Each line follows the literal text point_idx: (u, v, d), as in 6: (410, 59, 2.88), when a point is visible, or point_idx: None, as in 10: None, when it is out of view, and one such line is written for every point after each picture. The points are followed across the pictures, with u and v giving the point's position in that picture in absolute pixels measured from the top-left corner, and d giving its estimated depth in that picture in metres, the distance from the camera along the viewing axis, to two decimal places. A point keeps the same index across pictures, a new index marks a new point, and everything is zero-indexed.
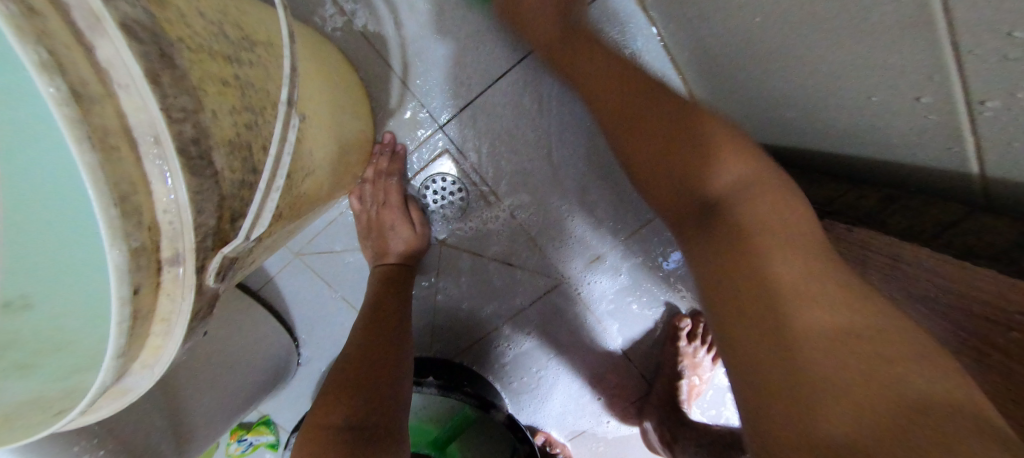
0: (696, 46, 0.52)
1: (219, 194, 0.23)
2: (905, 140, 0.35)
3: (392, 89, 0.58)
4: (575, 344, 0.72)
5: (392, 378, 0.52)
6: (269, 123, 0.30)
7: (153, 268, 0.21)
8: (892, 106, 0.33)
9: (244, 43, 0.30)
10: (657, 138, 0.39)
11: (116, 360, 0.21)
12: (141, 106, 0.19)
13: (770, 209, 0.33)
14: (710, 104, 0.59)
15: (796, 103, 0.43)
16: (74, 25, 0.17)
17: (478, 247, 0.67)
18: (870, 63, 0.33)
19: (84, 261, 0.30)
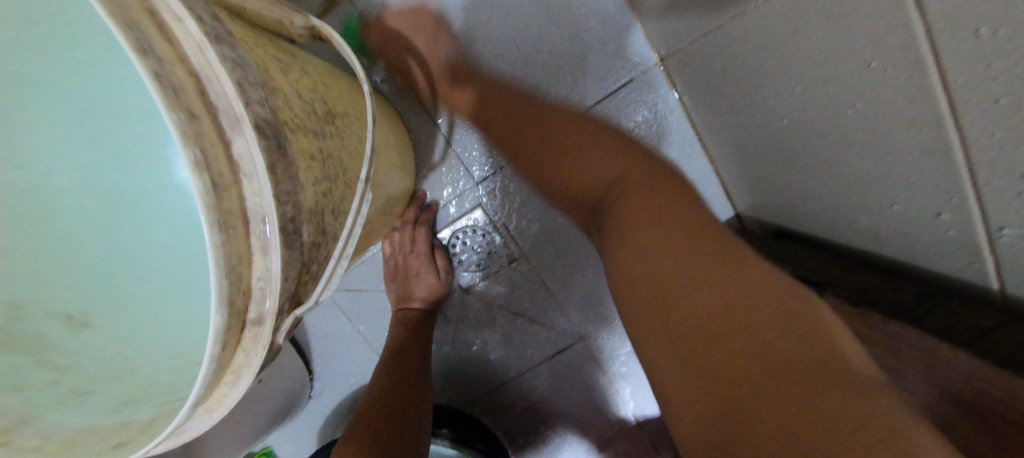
0: (724, 131, 0.57)
1: (300, 261, 0.26)
2: (929, 246, 0.36)
3: (436, 146, 0.63)
4: (585, 406, 0.72)
5: (408, 420, 0.52)
6: (341, 189, 0.34)
7: (239, 328, 0.23)
8: (915, 216, 0.36)
9: (328, 117, 0.34)
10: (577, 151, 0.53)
11: (191, 408, 0.23)
12: (257, 192, 0.22)
13: (659, 225, 0.42)
14: (735, 182, 0.62)
15: (821, 195, 0.46)
16: (220, 127, 0.20)
17: (499, 298, 0.68)
18: (895, 175, 0.35)
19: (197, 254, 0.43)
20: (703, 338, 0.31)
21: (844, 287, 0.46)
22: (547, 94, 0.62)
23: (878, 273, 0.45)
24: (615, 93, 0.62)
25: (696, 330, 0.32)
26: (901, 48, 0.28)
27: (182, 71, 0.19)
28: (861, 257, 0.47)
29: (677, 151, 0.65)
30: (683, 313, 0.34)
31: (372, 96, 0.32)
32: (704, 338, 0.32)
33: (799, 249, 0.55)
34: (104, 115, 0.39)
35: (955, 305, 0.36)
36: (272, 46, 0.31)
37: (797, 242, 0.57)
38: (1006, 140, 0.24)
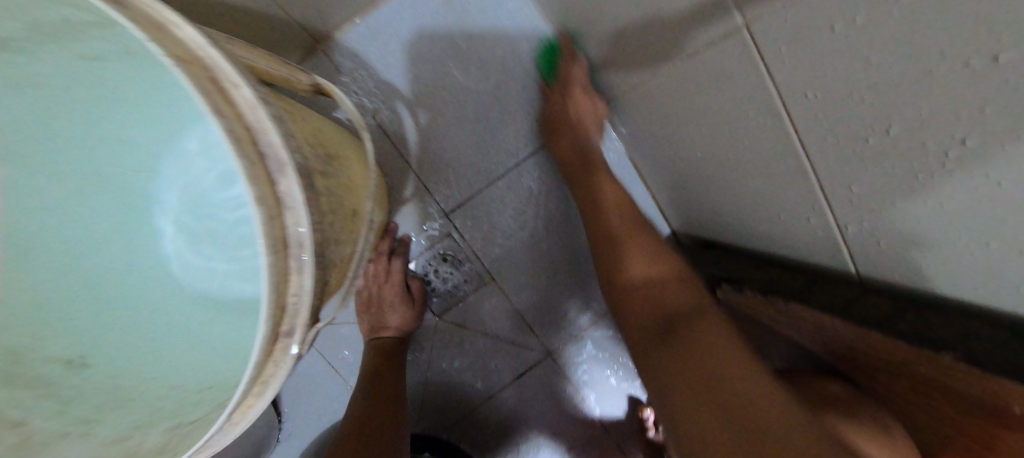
0: (654, 164, 0.68)
1: (322, 280, 0.30)
2: (809, 245, 0.48)
3: (409, 182, 0.68)
4: (555, 418, 0.76)
5: (388, 445, 0.55)
6: (341, 220, 0.38)
7: (273, 340, 0.27)
8: (795, 221, 0.47)
9: (328, 159, 0.39)
10: (632, 238, 0.60)
11: (227, 414, 0.26)
12: (296, 221, 0.26)
13: (668, 294, 0.54)
14: (669, 205, 0.73)
15: (734, 212, 0.57)
16: (268, 169, 0.25)
17: (471, 322, 0.73)
18: (780, 192, 0.46)
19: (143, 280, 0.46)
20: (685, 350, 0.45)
21: (753, 281, 0.57)
22: (506, 134, 0.69)
23: (775, 267, 0.56)
24: None
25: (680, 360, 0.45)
26: (766, 100, 0.40)
27: (239, 125, 0.24)
28: (760, 257, 0.59)
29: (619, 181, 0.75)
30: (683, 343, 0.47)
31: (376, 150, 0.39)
32: (678, 373, 0.44)
33: (719, 256, 0.66)
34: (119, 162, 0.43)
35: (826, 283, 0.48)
36: (280, 100, 0.36)
37: (718, 249, 0.68)
38: None
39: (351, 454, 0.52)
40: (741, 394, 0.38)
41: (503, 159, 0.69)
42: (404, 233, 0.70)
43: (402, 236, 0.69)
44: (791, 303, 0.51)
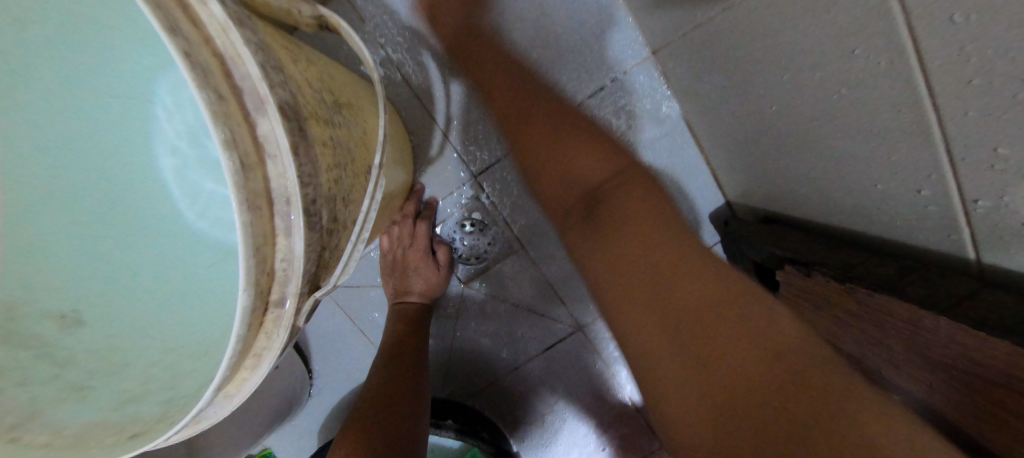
0: (714, 120, 0.58)
1: (319, 243, 0.26)
2: (911, 223, 0.39)
3: (434, 140, 0.63)
4: (583, 394, 0.73)
5: (408, 414, 0.53)
6: (351, 175, 0.34)
7: (262, 309, 0.24)
8: (896, 193, 0.38)
9: (337, 106, 0.35)
10: (564, 133, 0.47)
11: (213, 389, 0.23)
12: (281, 173, 0.22)
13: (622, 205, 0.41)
14: (726, 171, 0.64)
15: (811, 179, 0.48)
16: (244, 107, 0.21)
17: (498, 291, 0.69)
18: (880, 155, 0.37)
19: (152, 229, 0.46)
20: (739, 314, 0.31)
21: (829, 264, 0.46)
22: (541, 87, 0.62)
23: (859, 251, 0.46)
24: (613, 81, 0.63)
25: (663, 304, 0.33)
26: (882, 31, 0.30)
27: (207, 52, 0.20)
28: (846, 237, 0.48)
29: (668, 142, 0.66)
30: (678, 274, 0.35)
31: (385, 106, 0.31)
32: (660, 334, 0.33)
33: (789, 232, 0.56)
34: (120, 112, 0.42)
35: (933, 275, 0.37)
36: (279, 36, 0.31)
37: (787, 226, 0.57)
38: (969, 116, 0.27)
39: (368, 424, 0.50)
40: (744, 349, 0.29)
41: None
42: (431, 195, 0.66)
43: (428, 198, 0.65)
44: (878, 294, 0.40)
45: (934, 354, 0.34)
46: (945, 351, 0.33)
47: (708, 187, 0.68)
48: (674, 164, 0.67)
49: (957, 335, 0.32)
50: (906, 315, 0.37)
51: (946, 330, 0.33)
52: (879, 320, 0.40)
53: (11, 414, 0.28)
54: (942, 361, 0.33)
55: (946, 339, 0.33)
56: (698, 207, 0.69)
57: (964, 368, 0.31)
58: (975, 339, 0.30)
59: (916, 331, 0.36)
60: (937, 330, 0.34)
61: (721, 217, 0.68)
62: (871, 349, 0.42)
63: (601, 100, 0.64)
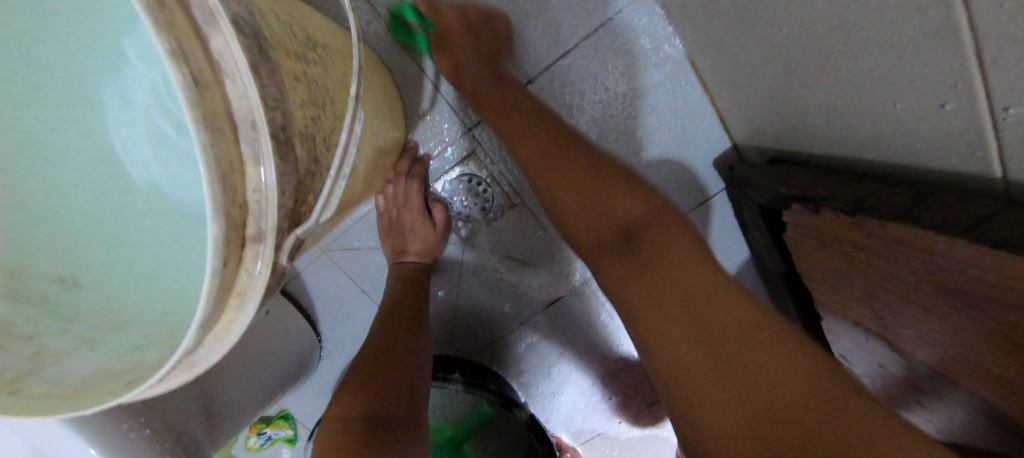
0: (720, 54, 0.54)
1: (296, 177, 0.25)
2: (927, 145, 0.36)
3: (425, 93, 0.61)
4: (587, 348, 0.74)
5: (408, 371, 0.55)
6: (330, 116, 0.33)
7: (239, 243, 0.23)
8: (913, 112, 0.35)
9: (310, 43, 0.33)
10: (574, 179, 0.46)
11: (196, 327, 0.22)
12: (243, 94, 0.21)
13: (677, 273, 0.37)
14: (731, 111, 0.61)
15: (821, 110, 0.45)
16: (193, 20, 0.19)
17: (498, 248, 0.68)
18: (898, 70, 0.34)
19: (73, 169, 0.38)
20: (693, 300, 0.36)
21: (839, 198, 0.44)
22: (533, 28, 0.59)
23: (871, 182, 0.43)
24: (610, 20, 0.59)
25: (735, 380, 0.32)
26: None
27: None
28: (859, 169, 0.46)
29: (671, 83, 0.62)
30: (686, 294, 0.37)
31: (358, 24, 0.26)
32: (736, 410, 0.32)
33: (795, 171, 0.53)
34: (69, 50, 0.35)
35: (952, 198, 0.34)
36: None
37: (794, 165, 0.55)
38: None
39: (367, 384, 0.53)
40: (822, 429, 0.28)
41: (528, 60, 0.60)
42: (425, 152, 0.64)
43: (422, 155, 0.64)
44: (891, 226, 0.37)
45: (953, 283, 0.32)
46: (960, 277, 0.31)
47: (713, 131, 0.65)
48: (676, 107, 0.63)
49: (973, 257, 0.30)
50: (919, 243, 0.34)
51: (963, 256, 0.31)
52: (891, 249, 0.38)
53: (13, 368, 0.28)
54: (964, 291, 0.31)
55: (962, 266, 0.31)
56: (702, 152, 0.66)
57: (981, 293, 0.29)
58: (989, 261, 0.28)
59: (932, 259, 0.34)
60: (955, 254, 0.32)
61: (725, 161, 0.65)
62: (885, 279, 0.40)
63: (598, 39, 0.59)
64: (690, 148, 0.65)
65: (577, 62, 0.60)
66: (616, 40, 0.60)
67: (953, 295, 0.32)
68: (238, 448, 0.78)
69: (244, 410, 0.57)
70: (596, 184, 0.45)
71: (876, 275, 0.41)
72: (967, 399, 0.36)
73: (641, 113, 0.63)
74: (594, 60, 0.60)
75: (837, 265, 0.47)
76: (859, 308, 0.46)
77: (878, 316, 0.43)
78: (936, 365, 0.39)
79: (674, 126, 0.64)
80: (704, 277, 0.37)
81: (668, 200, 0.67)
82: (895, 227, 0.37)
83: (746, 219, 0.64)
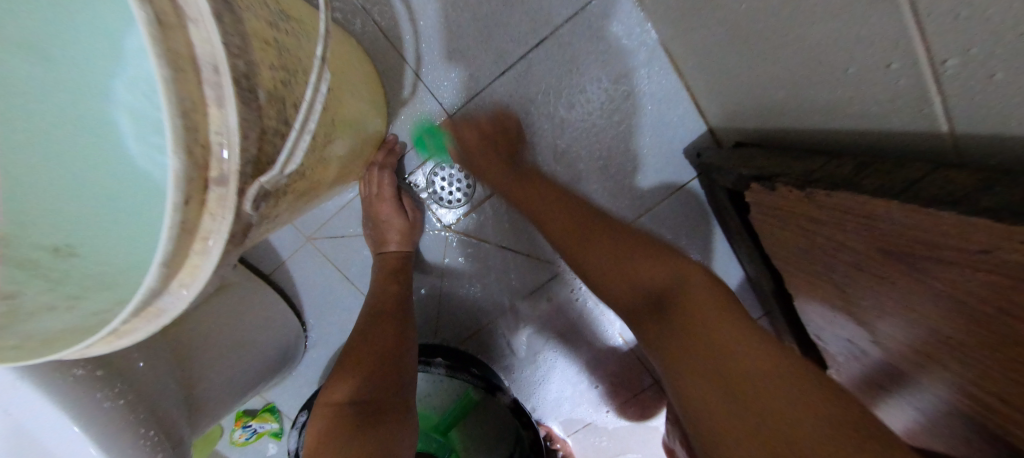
0: (689, 37, 0.56)
1: (260, 127, 0.26)
2: (880, 109, 0.37)
3: (406, 82, 0.63)
4: (571, 335, 0.74)
5: (393, 358, 0.54)
6: (301, 83, 0.34)
7: (202, 184, 0.23)
8: (864, 75, 0.36)
9: (282, 15, 0.34)
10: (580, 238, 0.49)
11: (160, 265, 0.23)
12: (206, 39, 0.22)
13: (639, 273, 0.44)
14: (704, 95, 0.62)
15: (783, 84, 0.46)
16: None
17: (481, 234, 0.69)
18: (846, 37, 0.35)
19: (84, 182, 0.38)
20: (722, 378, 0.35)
21: (790, 174, 0.45)
22: (512, 17, 0.61)
23: (821, 157, 0.44)
24: (580, 11, 0.61)
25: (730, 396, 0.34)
26: None
27: None
28: (819, 144, 0.48)
29: (645, 70, 0.64)
30: (715, 370, 0.35)
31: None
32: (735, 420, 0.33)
33: (756, 153, 0.55)
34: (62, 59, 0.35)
35: (886, 165, 0.35)
36: None
37: (757, 148, 0.57)
38: None
39: (350, 373, 0.51)
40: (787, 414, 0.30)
41: (508, 48, 0.62)
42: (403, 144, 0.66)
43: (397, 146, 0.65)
44: (835, 195, 0.38)
45: (898, 244, 0.32)
46: (900, 240, 0.31)
47: (690, 115, 0.66)
48: (652, 93, 0.65)
49: (908, 216, 0.30)
50: (859, 209, 0.35)
51: (900, 218, 0.31)
52: (838, 219, 0.38)
53: None
54: (908, 249, 0.30)
55: (900, 228, 0.31)
56: (679, 137, 0.67)
57: (922, 252, 0.29)
58: (923, 218, 0.28)
59: (875, 223, 0.34)
60: (895, 218, 0.31)
61: (694, 148, 0.66)
62: (840, 251, 0.40)
63: (573, 27, 0.61)
64: (667, 133, 0.67)
65: (555, 50, 0.62)
66: (590, 30, 0.62)
67: (900, 255, 0.32)
68: (224, 443, 0.78)
69: (224, 398, 0.57)
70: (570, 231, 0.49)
71: (832, 243, 0.41)
72: (936, 374, 0.36)
73: (618, 99, 0.65)
74: (570, 48, 0.62)
75: (799, 242, 0.47)
76: (826, 285, 0.46)
77: (842, 290, 0.43)
78: (904, 340, 0.38)
79: (651, 111, 0.65)
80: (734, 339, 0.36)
81: (647, 184, 0.69)
82: (840, 197, 0.37)
83: (719, 206, 0.65)
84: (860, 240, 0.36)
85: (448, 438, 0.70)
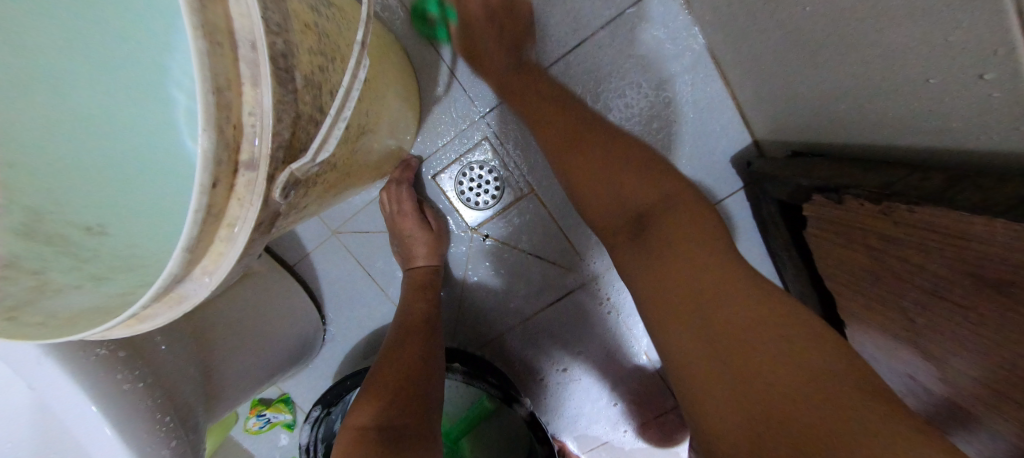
0: (740, 43, 0.53)
1: (295, 112, 0.25)
2: (966, 126, 0.33)
3: (440, 79, 0.62)
4: (597, 348, 0.71)
5: (420, 373, 0.53)
6: (339, 70, 0.33)
7: (231, 168, 0.22)
8: (949, 88, 0.32)
9: (325, 2, 0.34)
10: (585, 154, 0.48)
11: (183, 252, 0.22)
12: (245, 13, 0.21)
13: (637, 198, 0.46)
14: (751, 105, 0.59)
15: (846, 94, 0.43)
16: None
17: (509, 239, 0.67)
18: (928, 44, 0.32)
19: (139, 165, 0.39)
20: (701, 317, 0.37)
21: (864, 186, 0.42)
22: (552, 17, 0.59)
23: (903, 167, 0.40)
24: (622, 14, 0.59)
25: (717, 330, 0.36)
26: None
27: None
28: (889, 156, 0.43)
29: (690, 77, 0.61)
30: (715, 327, 0.36)
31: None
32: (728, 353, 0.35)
33: (818, 161, 0.51)
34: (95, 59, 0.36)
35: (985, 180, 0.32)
36: None
37: (817, 155, 0.53)
38: None
39: (379, 393, 0.50)
40: (781, 352, 0.33)
41: (545, 49, 0.60)
42: (419, 153, 0.65)
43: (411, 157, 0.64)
44: (921, 209, 0.35)
45: (992, 273, 0.28)
46: (998, 265, 0.28)
47: (734, 125, 0.63)
48: (694, 100, 0.62)
49: (1010, 237, 0.27)
50: (952, 227, 0.32)
51: (998, 238, 0.28)
52: (921, 239, 0.36)
53: (13, 298, 0.29)
54: (1004, 273, 0.27)
55: (999, 251, 0.28)
56: (721, 148, 0.64)
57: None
58: None
59: (966, 244, 0.31)
60: (993, 238, 0.28)
61: (742, 157, 0.63)
62: (919, 274, 0.37)
63: (615, 28, 0.59)
64: (708, 144, 0.64)
65: (594, 51, 0.60)
66: (634, 29, 0.59)
67: (992, 283, 0.29)
68: (238, 430, 0.78)
69: (240, 386, 0.57)
70: (584, 162, 0.48)
71: (909, 263, 0.37)
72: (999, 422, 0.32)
73: (657, 105, 0.62)
74: (611, 51, 0.60)
75: (867, 263, 0.43)
76: (892, 313, 0.42)
77: (911, 318, 0.39)
78: (977, 383, 0.33)
79: (692, 118, 0.62)
80: (719, 267, 0.39)
81: None
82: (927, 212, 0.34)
83: (766, 221, 0.62)
84: (942, 264, 0.33)
85: (458, 445, 0.68)
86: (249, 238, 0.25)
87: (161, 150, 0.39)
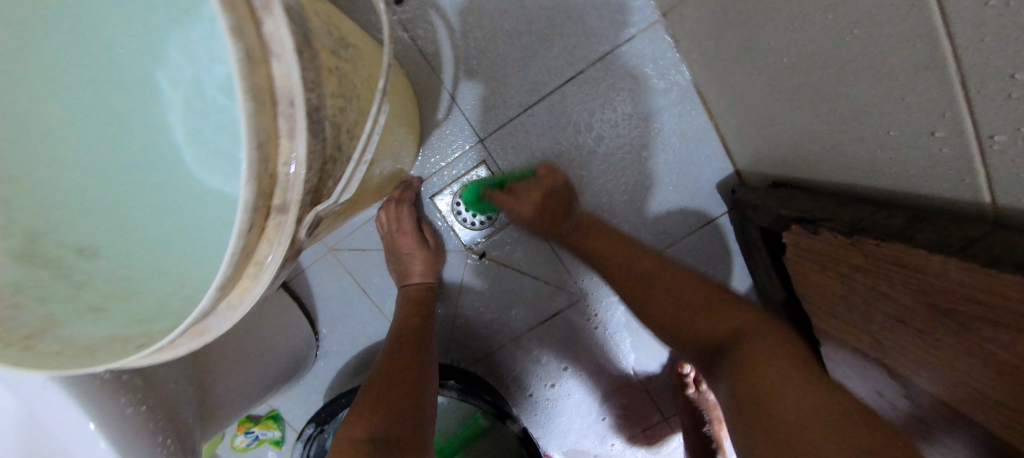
0: (724, 81, 0.57)
1: (322, 157, 0.27)
2: (922, 175, 0.37)
3: (441, 105, 0.64)
4: (587, 364, 0.74)
5: (415, 389, 0.54)
6: (356, 109, 0.35)
7: (264, 212, 0.24)
8: (906, 140, 0.36)
9: (342, 42, 0.35)
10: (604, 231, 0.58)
11: (216, 291, 0.24)
12: (286, 73, 0.23)
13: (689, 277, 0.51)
14: (734, 137, 0.63)
15: (819, 137, 0.47)
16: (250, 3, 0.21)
17: (504, 259, 0.69)
18: (889, 101, 0.36)
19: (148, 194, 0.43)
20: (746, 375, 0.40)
21: (836, 220, 0.46)
22: (549, 50, 0.62)
23: (871, 205, 0.45)
24: (616, 49, 0.63)
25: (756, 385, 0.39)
26: None
27: None
28: (857, 194, 0.47)
29: (677, 110, 0.65)
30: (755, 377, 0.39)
31: (387, 24, 0.28)
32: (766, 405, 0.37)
33: (797, 194, 0.55)
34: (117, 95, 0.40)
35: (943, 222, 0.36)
36: None
37: (794, 188, 0.57)
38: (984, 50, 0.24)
39: (374, 408, 0.51)
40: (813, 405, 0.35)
41: (542, 79, 0.63)
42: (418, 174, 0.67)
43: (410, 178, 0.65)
44: (887, 245, 0.39)
45: (949, 305, 0.32)
46: (956, 299, 0.31)
47: (717, 155, 0.67)
48: (681, 131, 0.66)
49: (967, 276, 0.30)
50: (915, 263, 0.36)
51: (955, 275, 0.32)
52: (885, 270, 0.39)
53: (26, 327, 0.29)
54: (960, 304, 0.31)
55: (957, 287, 0.31)
56: (705, 177, 0.68)
57: (978, 314, 0.29)
58: (986, 279, 0.28)
59: (927, 278, 0.34)
60: (951, 275, 0.32)
61: (725, 186, 0.68)
62: (883, 303, 0.40)
63: (609, 62, 0.63)
64: (694, 172, 0.67)
65: (589, 83, 0.63)
66: (627, 65, 0.63)
67: (949, 313, 0.32)
68: (224, 447, 0.77)
69: (235, 404, 0.57)
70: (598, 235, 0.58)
71: (873, 291, 0.41)
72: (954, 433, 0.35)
73: (646, 135, 0.65)
74: (606, 83, 0.64)
75: (837, 290, 0.47)
76: (858, 337, 0.46)
77: (875, 341, 0.43)
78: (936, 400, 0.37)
79: (679, 148, 0.66)
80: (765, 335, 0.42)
81: (670, 220, 0.69)
82: (893, 248, 0.38)
83: (748, 245, 0.66)
84: (903, 296, 0.37)
85: None
86: (274, 274, 0.27)
87: (173, 191, 0.44)
